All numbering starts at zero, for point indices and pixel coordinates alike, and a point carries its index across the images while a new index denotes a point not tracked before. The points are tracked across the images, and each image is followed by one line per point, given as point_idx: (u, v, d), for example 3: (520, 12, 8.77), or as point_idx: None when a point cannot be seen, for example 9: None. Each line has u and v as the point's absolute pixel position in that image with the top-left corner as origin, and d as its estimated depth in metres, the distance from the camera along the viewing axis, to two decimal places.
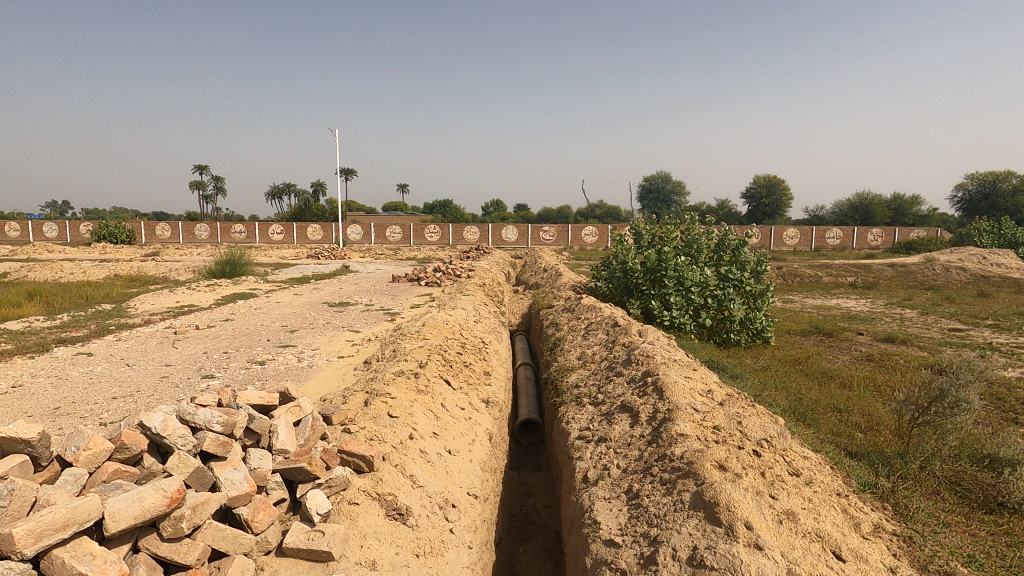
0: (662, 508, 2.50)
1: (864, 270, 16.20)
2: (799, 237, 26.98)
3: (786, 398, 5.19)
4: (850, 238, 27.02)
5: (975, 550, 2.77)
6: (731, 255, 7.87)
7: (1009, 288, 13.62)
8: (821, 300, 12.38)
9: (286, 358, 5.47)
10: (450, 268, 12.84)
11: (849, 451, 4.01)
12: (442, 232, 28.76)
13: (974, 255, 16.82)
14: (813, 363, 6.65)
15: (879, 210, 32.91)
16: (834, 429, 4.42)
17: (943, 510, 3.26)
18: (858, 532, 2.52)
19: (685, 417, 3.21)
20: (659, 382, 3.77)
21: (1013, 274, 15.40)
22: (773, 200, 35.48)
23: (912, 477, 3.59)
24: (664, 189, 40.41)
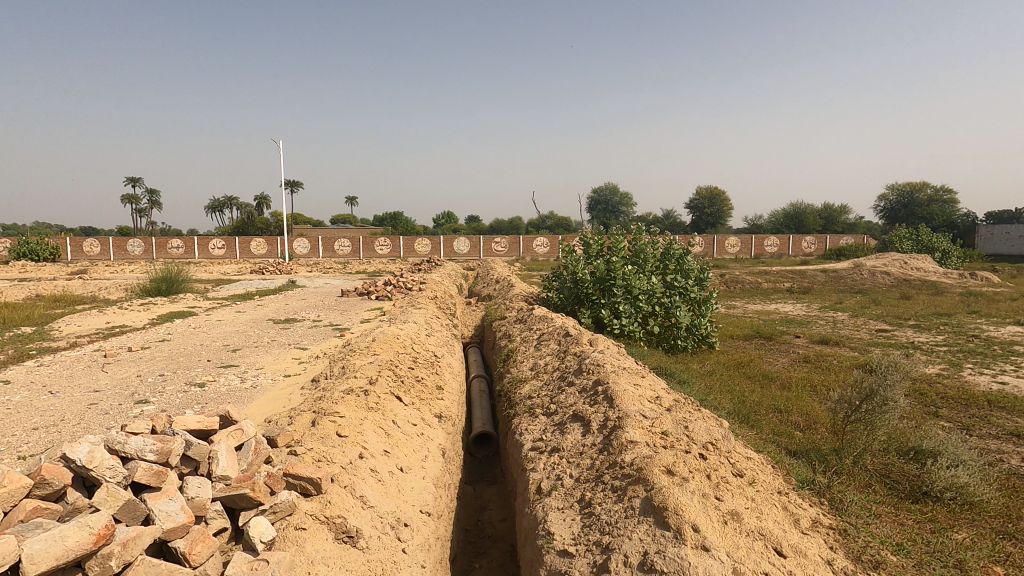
0: (614, 515, 2.54)
1: (799, 276, 17.09)
2: (739, 245, 28.17)
3: (730, 401, 5.38)
4: (787, 246, 28.48)
5: (904, 539, 2.95)
6: (676, 264, 8.15)
7: (927, 290, 14.69)
8: (761, 305, 12.96)
9: (228, 379, 5.23)
10: (400, 281, 12.67)
11: (789, 450, 4.21)
12: (393, 244, 28.33)
13: (896, 260, 18.06)
14: (755, 366, 6.95)
15: (812, 219, 34.88)
16: (775, 429, 4.63)
17: (874, 502, 3.46)
18: (797, 527, 2.64)
19: (633, 424, 3.28)
20: (608, 391, 3.84)
21: (930, 278, 16.62)
22: (715, 211, 37.01)
23: (846, 472, 3.79)
24: (612, 200, 41.32)
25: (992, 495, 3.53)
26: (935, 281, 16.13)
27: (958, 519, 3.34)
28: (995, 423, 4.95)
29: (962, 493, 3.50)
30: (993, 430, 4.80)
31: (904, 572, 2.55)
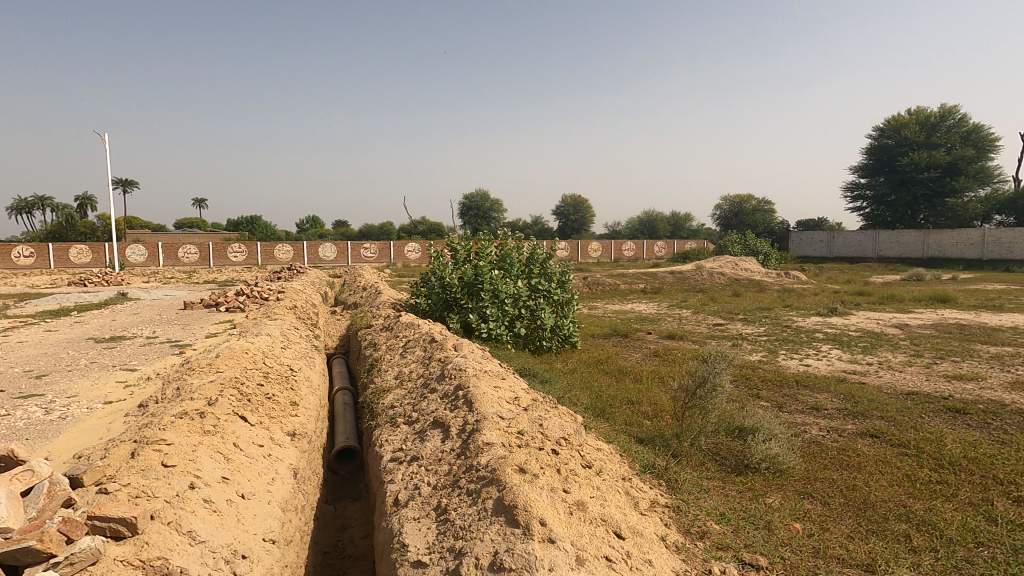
0: (468, 518, 2.55)
1: (652, 278, 18.71)
2: (601, 250, 30.11)
3: (588, 396, 5.69)
4: (641, 250, 31.07)
5: (726, 508, 3.34)
6: (540, 268, 8.45)
7: (753, 288, 16.89)
8: (619, 305, 13.96)
9: (27, 411, 4.41)
10: (256, 291, 11.69)
11: (638, 438, 4.55)
12: (249, 251, 26.10)
13: (729, 262, 20.52)
14: (612, 362, 7.44)
15: (662, 226, 38.50)
16: (627, 420, 4.99)
17: (705, 479, 3.87)
18: (637, 510, 2.86)
19: (490, 426, 3.33)
20: (468, 395, 3.86)
21: (755, 277, 19.13)
22: (580, 218, 39.23)
23: (684, 454, 4.20)
24: (484, 206, 41.97)
25: (797, 461, 4.13)
26: (759, 280, 18.60)
27: (771, 485, 3.85)
28: (801, 400, 5.81)
29: (774, 463, 4.05)
30: (800, 406, 5.62)
31: (724, 539, 2.88)
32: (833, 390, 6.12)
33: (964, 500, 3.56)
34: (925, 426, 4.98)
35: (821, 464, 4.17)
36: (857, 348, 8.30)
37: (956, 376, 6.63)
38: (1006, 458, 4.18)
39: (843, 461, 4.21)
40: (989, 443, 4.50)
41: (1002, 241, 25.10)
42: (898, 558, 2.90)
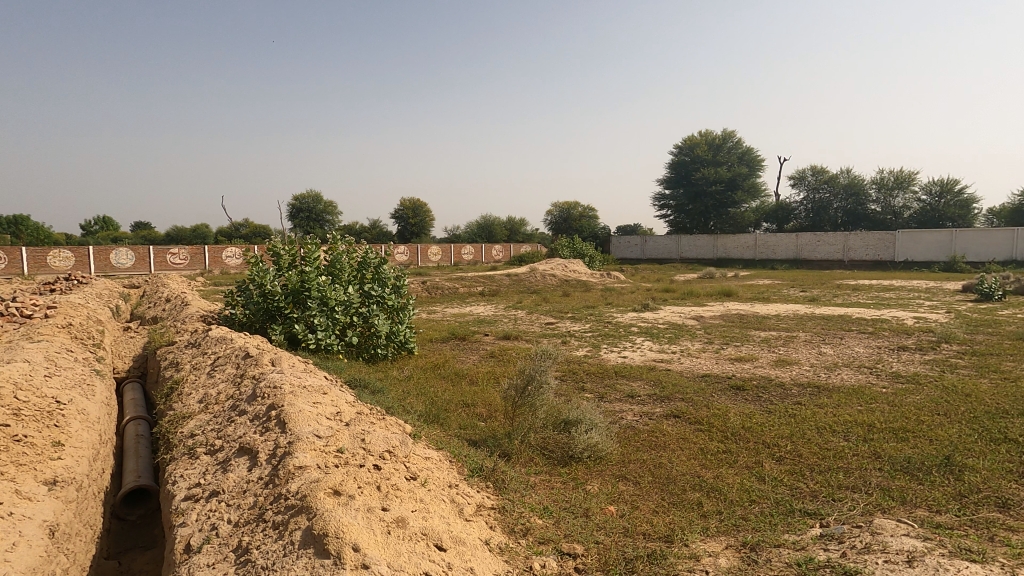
0: (271, 556, 2.27)
1: (490, 280, 19.19)
2: (441, 254, 30.05)
3: (423, 402, 5.56)
4: (480, 254, 31.80)
5: (549, 502, 3.48)
6: (373, 273, 7.99)
7: (581, 288, 18.22)
8: (458, 308, 14.05)
9: None
10: (14, 307, 9.46)
11: (471, 440, 4.56)
12: (9, 258, 21.16)
13: (559, 264, 21.91)
14: (449, 366, 7.40)
15: (499, 230, 39.92)
16: (461, 423, 4.97)
17: (533, 475, 4.00)
18: (461, 517, 2.83)
19: (305, 447, 3.05)
20: (282, 414, 3.50)
21: (583, 277, 20.69)
22: (419, 221, 38.80)
23: (513, 453, 4.29)
24: (316, 208, 39.35)
25: (613, 447, 4.47)
26: (585, 280, 20.16)
27: (591, 472, 4.11)
28: (619, 389, 6.35)
29: (595, 451, 4.33)
30: (618, 395, 6.14)
31: (546, 533, 2.98)
32: (645, 378, 6.80)
33: (742, 465, 4.15)
34: (715, 403, 5.76)
35: (634, 447, 4.56)
36: (664, 339, 9.37)
37: (737, 358, 7.81)
38: (772, 425, 4.99)
39: (652, 442, 4.66)
40: (760, 413, 5.35)
41: (769, 244, 30.58)
42: (692, 525, 3.26)
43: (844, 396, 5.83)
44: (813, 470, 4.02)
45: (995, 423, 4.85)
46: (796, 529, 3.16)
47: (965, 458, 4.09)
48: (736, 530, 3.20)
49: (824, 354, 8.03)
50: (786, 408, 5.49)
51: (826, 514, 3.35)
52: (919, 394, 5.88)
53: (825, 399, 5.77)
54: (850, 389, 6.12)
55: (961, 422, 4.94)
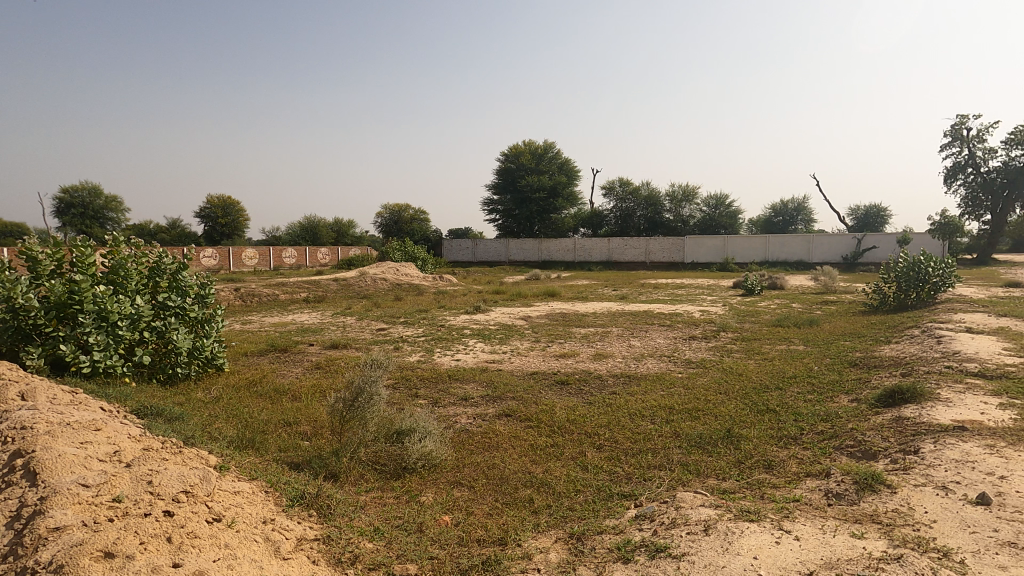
0: None
1: (315, 284, 17.89)
2: (258, 257, 27.27)
3: (234, 425, 4.90)
4: (304, 257, 29.61)
5: (380, 522, 3.29)
6: (171, 281, 6.41)
7: (413, 292, 17.97)
8: (279, 317, 12.84)
9: None
10: None
11: (292, 463, 4.12)
12: None
13: (391, 266, 21.33)
14: (267, 382, 6.67)
15: (324, 232, 37.66)
16: (281, 445, 4.48)
17: (363, 494, 3.75)
18: (277, 556, 2.62)
19: (66, 502, 2.48)
20: (32, 463, 2.77)
21: (415, 280, 20.42)
22: (231, 221, 34.78)
23: (341, 472, 3.98)
24: (94, 204, 32.94)
25: (448, 453, 4.40)
26: (418, 283, 19.93)
27: (425, 482, 3.98)
28: (452, 393, 6.32)
29: (429, 459, 4.21)
30: (452, 399, 6.11)
31: (375, 558, 2.83)
32: (478, 379, 6.89)
33: (568, 456, 4.39)
34: (543, 399, 6.04)
35: (469, 450, 4.55)
36: (495, 340, 9.63)
37: (561, 355, 8.34)
38: (592, 415, 5.38)
39: (486, 443, 4.70)
40: (583, 405, 5.74)
41: (586, 248, 33.48)
42: (524, 523, 3.33)
43: (649, 383, 6.54)
44: (627, 454, 4.41)
45: (760, 397, 5.86)
46: (615, 513, 3.42)
47: (741, 429, 4.84)
48: (564, 522, 3.35)
49: (633, 346, 8.97)
50: (604, 398, 5.98)
51: (639, 494, 3.69)
52: (705, 376, 6.87)
53: (635, 387, 6.42)
54: (654, 377, 6.91)
55: (736, 398, 5.87)
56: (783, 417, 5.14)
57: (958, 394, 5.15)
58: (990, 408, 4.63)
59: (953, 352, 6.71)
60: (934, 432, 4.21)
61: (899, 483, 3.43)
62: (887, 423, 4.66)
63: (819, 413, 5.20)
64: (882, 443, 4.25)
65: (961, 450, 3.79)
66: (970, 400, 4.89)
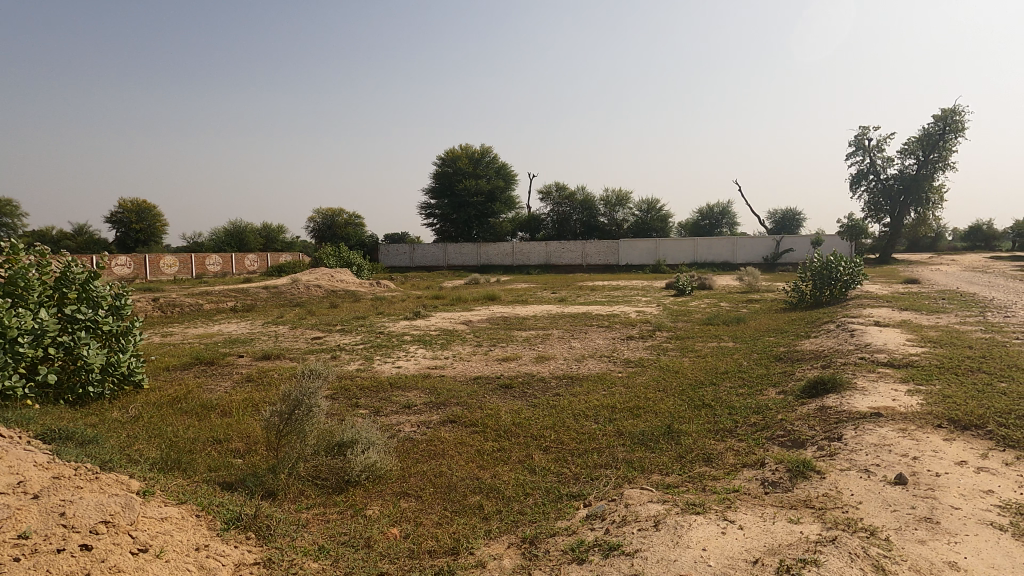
0: None
1: (242, 291, 16.92)
2: (178, 265, 25.51)
3: (156, 446, 4.54)
4: (230, 264, 28.03)
5: (324, 540, 3.15)
6: (80, 292, 5.85)
7: (349, 299, 17.43)
8: (203, 328, 12.06)
9: None
10: None
11: (224, 484, 3.87)
12: None
13: (325, 272, 20.60)
14: (193, 398, 6.24)
15: (252, 238, 35.86)
16: (211, 464, 4.19)
17: (304, 511, 3.57)
18: None
19: None
20: None
21: (351, 287, 19.81)
22: (146, 227, 32.42)
23: (279, 489, 3.77)
24: None
25: (392, 463, 4.28)
26: (354, 290, 19.34)
27: (370, 495, 3.85)
28: (395, 401, 6.17)
29: (373, 471, 4.07)
30: (394, 407, 5.96)
31: None
32: (421, 386, 6.75)
33: (515, 460, 4.38)
34: (487, 404, 6.01)
35: (414, 459, 4.45)
36: (437, 345, 9.50)
37: (504, 358, 8.34)
38: (537, 418, 5.40)
39: (431, 451, 4.61)
40: (527, 408, 5.75)
41: (524, 252, 33.76)
42: (475, 530, 3.29)
43: (592, 384, 6.66)
44: (573, 455, 4.45)
45: (696, 392, 6.10)
46: (566, 514, 3.44)
47: (681, 425, 5.02)
48: (515, 526, 3.33)
49: (574, 347, 9.11)
50: (548, 400, 6.02)
51: (588, 494, 3.73)
52: (644, 375, 7.09)
53: (578, 388, 6.50)
54: (596, 377, 7.04)
55: (674, 395, 6.07)
56: (718, 411, 5.37)
57: (871, 382, 5.57)
58: (900, 395, 5.05)
59: (865, 345, 7.27)
60: (854, 419, 4.53)
61: (827, 469, 3.66)
62: (812, 412, 4.97)
63: (751, 406, 5.48)
64: (808, 432, 4.53)
65: (878, 434, 4.11)
66: (883, 388, 5.30)
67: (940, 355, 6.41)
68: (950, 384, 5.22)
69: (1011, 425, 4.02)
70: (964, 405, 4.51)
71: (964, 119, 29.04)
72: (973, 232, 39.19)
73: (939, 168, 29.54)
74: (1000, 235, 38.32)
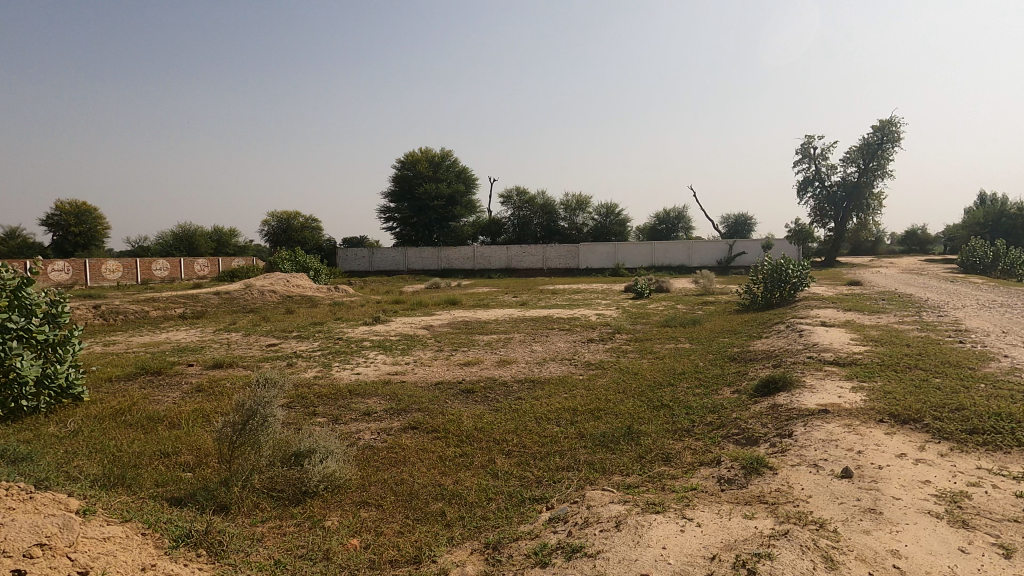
0: None
1: (191, 296, 16.18)
2: (121, 270, 24.27)
3: (98, 461, 4.31)
4: (178, 269, 26.86)
5: (281, 553, 3.05)
6: (10, 299, 5.48)
7: (306, 304, 16.98)
8: (150, 336, 11.51)
9: None
10: None
11: (173, 499, 3.70)
12: None
13: (280, 276, 19.99)
14: (138, 410, 5.94)
15: (202, 242, 34.51)
16: (159, 479, 4.01)
17: (259, 525, 3.45)
18: None
19: None
20: None
21: (308, 292, 19.30)
22: (86, 230, 30.73)
23: (233, 503, 3.63)
24: None
25: (352, 471, 4.19)
26: (310, 295, 18.84)
27: (329, 505, 3.75)
28: (354, 408, 6.04)
29: (332, 480, 3.97)
30: (354, 414, 5.83)
31: None
32: (381, 393, 6.64)
33: (478, 465, 4.36)
34: (449, 409, 5.96)
35: (375, 467, 4.37)
36: (397, 351, 9.37)
37: (465, 363, 8.29)
38: (499, 422, 5.40)
39: (392, 458, 4.53)
40: (489, 413, 5.73)
41: (485, 255, 33.71)
42: (437, 538, 3.25)
43: (553, 387, 6.70)
44: (535, 458, 4.47)
45: (655, 393, 6.22)
46: (529, 517, 3.45)
47: (641, 425, 5.11)
48: (479, 532, 3.31)
49: (535, 351, 9.15)
50: (510, 404, 6.02)
51: (550, 497, 3.74)
52: (604, 377, 7.19)
53: (539, 391, 6.53)
54: (558, 380, 7.08)
55: (634, 396, 6.17)
56: (677, 412, 5.50)
57: (819, 380, 5.82)
58: (845, 392, 5.29)
59: (813, 344, 7.58)
60: (803, 416, 4.72)
61: (779, 465, 3.80)
62: (765, 411, 5.15)
63: (707, 405, 5.63)
64: (761, 429, 4.69)
65: (825, 430, 4.29)
66: (829, 386, 5.54)
67: (881, 353, 6.74)
68: (890, 380, 5.51)
69: (944, 418, 4.28)
70: (903, 400, 4.77)
71: (900, 129, 30.77)
72: (908, 236, 41.58)
73: (878, 176, 31.19)
74: (933, 239, 40.80)
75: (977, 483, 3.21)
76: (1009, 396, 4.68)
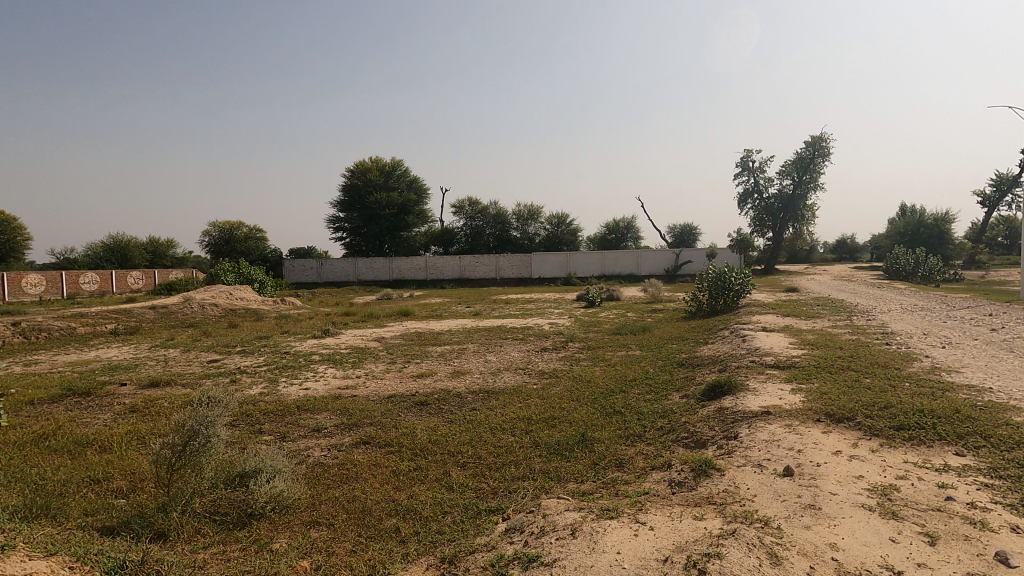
0: None
1: (124, 310, 15.20)
2: (44, 284, 22.67)
3: (19, 491, 3.98)
4: (109, 283, 25.32)
5: None
6: None
7: (250, 318, 16.33)
8: (77, 354, 10.76)
9: None
10: None
11: (106, 528, 3.47)
12: None
13: (222, 289, 19.15)
14: (65, 434, 5.55)
15: (136, 253, 32.74)
16: (87, 508, 3.75)
17: (200, 551, 3.28)
18: None
19: None
20: None
21: (251, 304, 18.58)
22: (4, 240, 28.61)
23: (171, 529, 3.44)
24: None
25: (301, 490, 4.05)
26: (254, 308, 18.14)
27: (277, 527, 3.60)
28: (302, 425, 5.84)
29: (279, 500, 3.82)
30: (302, 431, 5.64)
31: None
32: (332, 407, 6.45)
33: (433, 478, 4.30)
34: (402, 423, 5.86)
35: (325, 485, 4.23)
36: (348, 364, 9.16)
37: (418, 375, 8.17)
38: (453, 433, 5.35)
39: (343, 475, 4.41)
40: (444, 424, 5.68)
41: (438, 266, 33.47)
42: (392, 555, 3.18)
43: (508, 396, 6.71)
44: (491, 469, 4.45)
45: (607, 401, 6.32)
46: (485, 529, 3.43)
47: (594, 432, 5.18)
48: (434, 547, 3.26)
49: (489, 361, 9.14)
50: (465, 416, 5.96)
51: (506, 507, 3.74)
52: (558, 385, 7.25)
53: (494, 401, 6.52)
54: (512, 389, 7.09)
55: (587, 404, 6.25)
56: (628, 417, 5.62)
57: (761, 384, 6.07)
58: (786, 394, 5.55)
59: (755, 349, 7.93)
60: (747, 418, 4.92)
61: (725, 466, 3.94)
62: (712, 414, 5.33)
63: (657, 411, 5.78)
64: (709, 432, 4.85)
65: (768, 431, 4.48)
66: (771, 388, 5.80)
67: (817, 357, 7.11)
68: (825, 382, 5.82)
69: (874, 416, 4.55)
70: (837, 400, 5.04)
71: (830, 145, 32.86)
72: (838, 245, 44.07)
73: (811, 189, 33.05)
74: (860, 248, 43.51)
75: (904, 475, 3.44)
76: (930, 393, 5.03)
